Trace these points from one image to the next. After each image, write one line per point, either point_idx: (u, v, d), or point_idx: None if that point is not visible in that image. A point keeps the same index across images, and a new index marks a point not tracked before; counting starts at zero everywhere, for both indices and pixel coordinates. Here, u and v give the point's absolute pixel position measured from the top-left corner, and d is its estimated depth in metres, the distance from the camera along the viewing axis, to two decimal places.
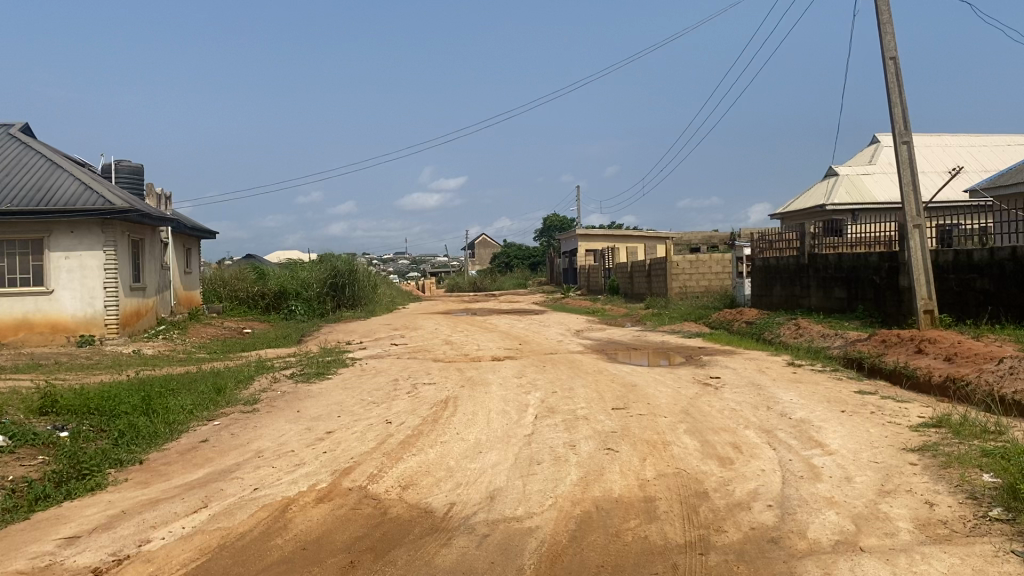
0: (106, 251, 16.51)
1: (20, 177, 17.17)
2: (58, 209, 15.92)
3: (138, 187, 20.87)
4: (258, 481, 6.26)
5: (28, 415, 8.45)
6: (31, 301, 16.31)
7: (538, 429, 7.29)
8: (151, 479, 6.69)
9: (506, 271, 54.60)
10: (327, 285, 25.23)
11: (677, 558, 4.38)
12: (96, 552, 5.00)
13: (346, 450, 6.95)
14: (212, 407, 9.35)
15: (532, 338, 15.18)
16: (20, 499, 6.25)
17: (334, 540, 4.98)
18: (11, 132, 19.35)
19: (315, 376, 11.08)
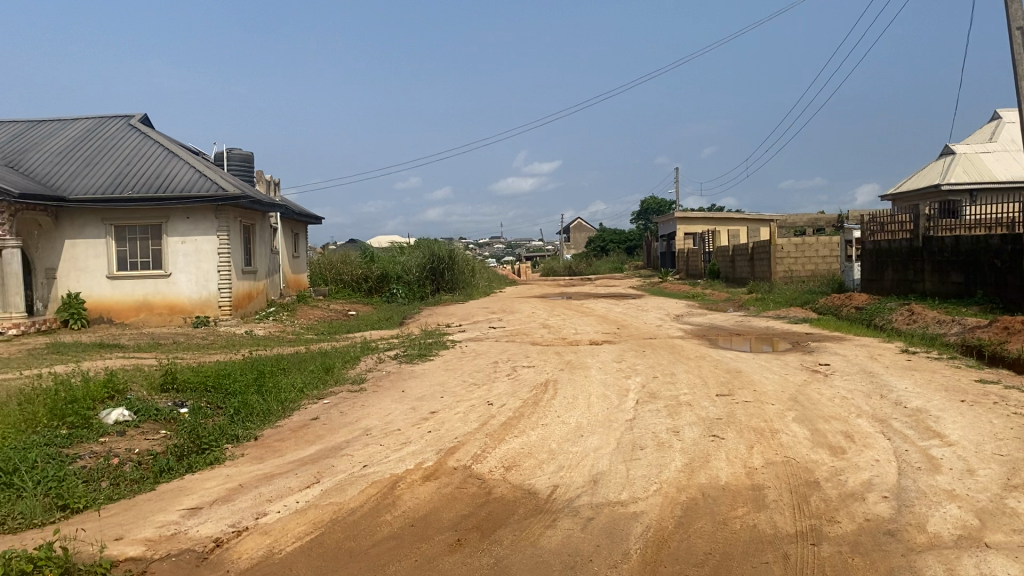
0: (219, 236, 17.18)
1: (140, 166, 18.07)
2: (174, 195, 16.67)
3: (248, 174, 21.64)
4: (367, 458, 6.44)
5: (152, 391, 8.99)
6: (151, 284, 17.21)
7: (641, 414, 7.23)
8: (266, 454, 6.98)
9: (601, 255, 54.32)
10: (427, 269, 25.61)
11: (788, 548, 4.28)
12: (217, 523, 5.25)
13: (451, 430, 7.06)
14: (321, 385, 9.67)
15: (631, 323, 15.05)
16: (147, 470, 6.65)
17: (441, 518, 5.07)
18: (130, 123, 20.36)
19: (418, 358, 11.30)
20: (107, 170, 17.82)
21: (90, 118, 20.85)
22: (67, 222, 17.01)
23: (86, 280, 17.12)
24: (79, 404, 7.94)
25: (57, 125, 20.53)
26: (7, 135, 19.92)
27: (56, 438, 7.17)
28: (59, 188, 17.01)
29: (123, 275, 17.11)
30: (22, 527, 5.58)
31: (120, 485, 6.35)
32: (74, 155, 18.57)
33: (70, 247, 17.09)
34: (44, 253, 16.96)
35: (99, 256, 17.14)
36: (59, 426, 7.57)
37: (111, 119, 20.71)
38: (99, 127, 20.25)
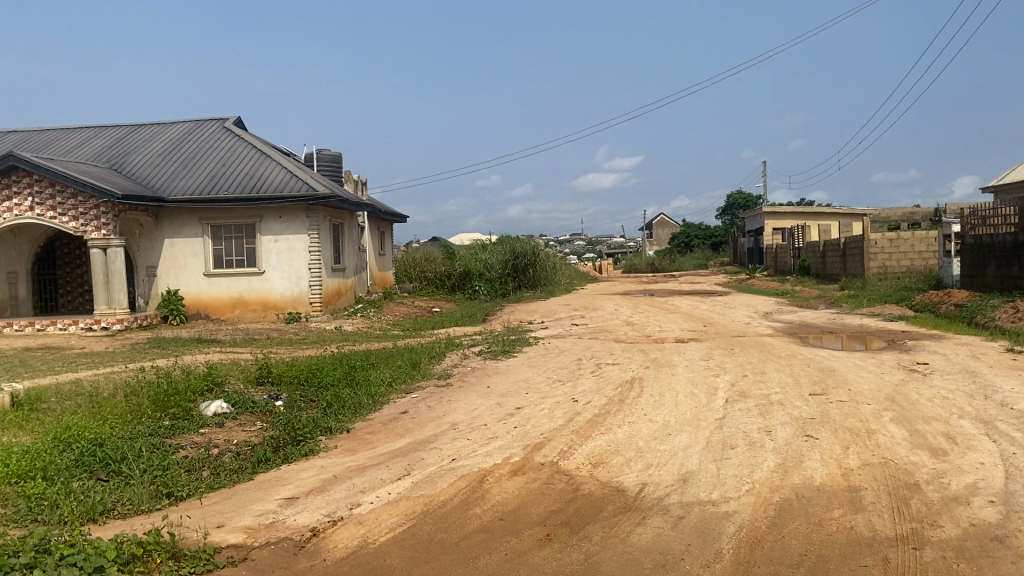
0: (310, 234, 17.63)
1: (234, 167, 18.69)
2: (267, 195, 17.20)
3: (336, 174, 22.15)
4: (456, 452, 6.53)
5: (248, 384, 9.34)
6: (246, 281, 17.79)
7: (731, 413, 7.11)
8: (358, 446, 7.15)
9: (685, 251, 53.63)
10: (509, 267, 25.52)
11: (888, 551, 4.16)
12: (313, 512, 5.42)
13: (537, 426, 7.10)
14: (409, 380, 9.85)
15: (718, 320, 14.82)
16: (245, 461, 6.91)
17: (530, 513, 5.10)
18: (225, 126, 21.09)
19: (503, 354, 11.40)
20: (204, 171, 18.51)
21: (187, 121, 21.69)
22: (166, 222, 17.74)
23: (184, 278, 17.82)
24: (182, 396, 8.30)
25: (157, 129, 21.43)
26: (111, 139, 20.90)
27: (161, 429, 7.51)
28: (160, 190, 17.75)
29: (218, 273, 17.74)
30: (130, 513, 5.87)
31: (220, 475, 6.60)
32: (172, 157, 19.35)
33: (170, 246, 17.81)
34: (145, 252, 17.81)
35: (196, 255, 17.81)
36: (163, 417, 7.92)
37: (206, 122, 21.50)
38: (196, 130, 21.05)
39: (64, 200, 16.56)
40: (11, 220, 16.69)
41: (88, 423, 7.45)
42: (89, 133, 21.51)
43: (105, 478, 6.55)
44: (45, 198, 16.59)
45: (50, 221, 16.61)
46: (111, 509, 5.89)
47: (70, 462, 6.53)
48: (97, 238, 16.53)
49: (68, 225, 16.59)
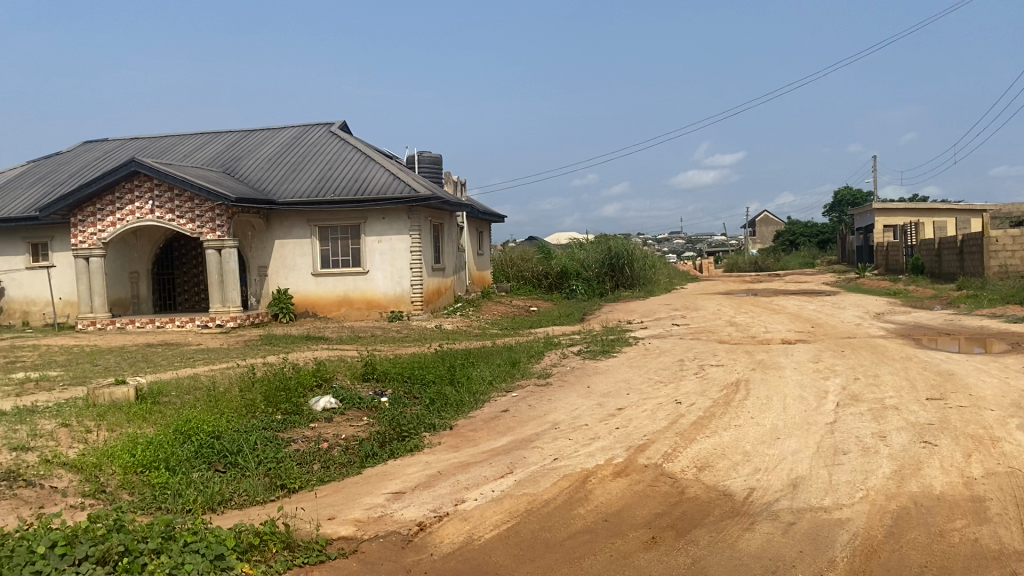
0: (412, 235, 17.95)
1: (340, 170, 19.23)
2: (371, 197, 17.63)
3: (437, 176, 22.51)
4: (558, 451, 6.54)
5: (354, 380, 9.61)
6: (351, 281, 18.30)
7: (842, 417, 6.88)
8: (461, 443, 7.25)
9: (790, 249, 52.17)
10: (606, 265, 25.31)
11: (1017, 566, 3.95)
12: (420, 507, 5.53)
13: (640, 427, 7.04)
14: (509, 378, 9.93)
15: (825, 321, 14.37)
16: (353, 455, 7.11)
17: (634, 515, 5.07)
18: (330, 130, 21.71)
19: (602, 353, 11.36)
20: (311, 174, 19.11)
21: (295, 126, 22.45)
22: (276, 223, 18.41)
23: (293, 277, 18.46)
24: (293, 392, 8.61)
25: (267, 134, 22.25)
26: (224, 145, 21.81)
27: (273, 422, 7.82)
28: (270, 193, 18.43)
29: (325, 273, 18.30)
30: (247, 503, 6.12)
31: (330, 468, 6.82)
32: (282, 161, 20.06)
33: (279, 247, 18.48)
34: (257, 252, 18.54)
35: (304, 255, 18.41)
36: (275, 412, 8.24)
37: (313, 127, 22.19)
38: (304, 134, 21.76)
39: (182, 204, 17.39)
40: (134, 222, 17.65)
41: (206, 416, 7.81)
42: (204, 139, 22.51)
43: (223, 469, 6.85)
44: (164, 202, 17.47)
45: (169, 224, 17.49)
46: (229, 499, 6.16)
47: (190, 453, 6.86)
48: (212, 239, 17.29)
49: (185, 227, 17.44)
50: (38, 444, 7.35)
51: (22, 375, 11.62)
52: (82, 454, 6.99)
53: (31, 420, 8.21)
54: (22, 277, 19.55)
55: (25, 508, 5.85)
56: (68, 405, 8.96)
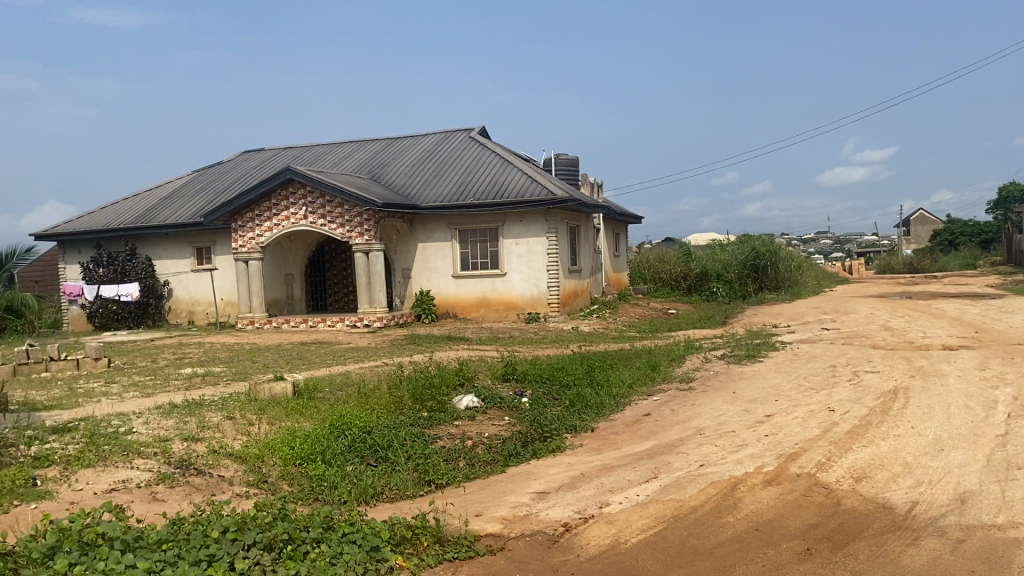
0: (549, 237, 18.06)
1: (480, 174, 19.59)
2: (510, 200, 17.86)
3: (574, 178, 22.58)
4: (704, 458, 6.41)
5: (494, 380, 9.77)
6: (489, 283, 18.60)
7: (1014, 429, 6.42)
8: (604, 446, 7.23)
9: (949, 250, 49.08)
10: (748, 266, 24.52)
11: None
12: (565, 508, 5.56)
13: (790, 435, 6.81)
14: (650, 381, 9.83)
15: (993, 326, 13.42)
16: (497, 454, 7.24)
17: (787, 525, 4.91)
18: (470, 136, 22.16)
19: (747, 358, 11.06)
20: (452, 179, 19.57)
21: (437, 133, 23.06)
22: (419, 227, 18.98)
23: (434, 279, 18.96)
24: (438, 390, 8.84)
25: (410, 141, 22.95)
26: (370, 153, 22.66)
27: (419, 419, 8.06)
28: (413, 198, 18.99)
29: (465, 274, 18.69)
30: (398, 497, 6.34)
31: (475, 466, 6.97)
32: (424, 167, 20.65)
33: (422, 250, 19.03)
34: (401, 255, 19.17)
35: (445, 258, 18.88)
36: (421, 409, 8.49)
37: (454, 133, 22.73)
38: (445, 141, 22.30)
39: (333, 209, 18.21)
40: (289, 227, 18.62)
41: (357, 412, 8.14)
42: (351, 148, 23.48)
43: (374, 463, 7.12)
44: (316, 208, 18.36)
45: (321, 228, 18.34)
46: (380, 492, 6.40)
47: (344, 447, 7.16)
48: (360, 243, 18.01)
49: (336, 231, 18.25)
50: (207, 435, 7.87)
51: (191, 369, 12.46)
52: (246, 445, 7.44)
53: (200, 413, 8.81)
54: (188, 279, 20.98)
55: (198, 494, 6.28)
56: (231, 400, 9.55)
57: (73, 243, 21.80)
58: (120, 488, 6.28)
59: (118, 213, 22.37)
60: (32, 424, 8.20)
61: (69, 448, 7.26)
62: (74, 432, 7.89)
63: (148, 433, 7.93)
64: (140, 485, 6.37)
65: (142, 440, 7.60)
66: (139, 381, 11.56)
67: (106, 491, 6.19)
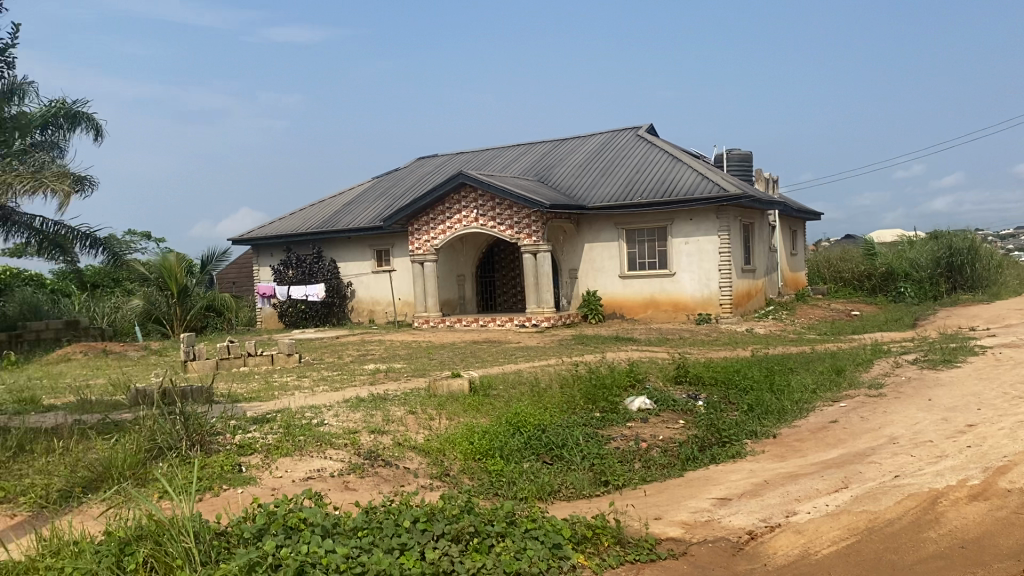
0: (720, 235, 17.59)
1: (648, 172, 19.37)
2: (680, 198, 17.56)
3: (747, 174, 21.89)
4: (899, 469, 6.05)
5: (667, 382, 9.64)
6: (658, 283, 18.38)
7: None
8: (787, 453, 6.97)
9: None
10: (941, 265, 22.87)
11: None
12: (748, 515, 5.41)
13: (998, 447, 6.30)
14: (833, 386, 9.37)
15: None
16: (674, 457, 7.15)
17: (998, 544, 4.55)
18: (638, 134, 21.96)
19: (942, 363, 10.32)
20: (620, 178, 19.46)
21: (604, 132, 23.01)
22: (586, 227, 19.06)
23: (602, 280, 18.96)
24: (612, 391, 8.83)
25: (578, 142, 23.03)
26: (538, 154, 22.94)
27: (593, 420, 8.07)
28: (580, 198, 19.07)
29: (633, 274, 18.56)
30: (574, 496, 6.39)
31: (651, 468, 6.91)
32: (592, 167, 20.69)
33: (590, 250, 19.08)
34: (568, 255, 19.32)
35: (614, 258, 18.82)
36: (593, 409, 8.50)
37: (622, 132, 22.62)
38: (612, 140, 22.22)
39: (502, 211, 18.58)
40: (460, 229, 19.17)
41: (533, 411, 8.25)
42: (520, 150, 23.85)
43: (550, 461, 7.19)
44: (486, 210, 18.81)
45: (490, 230, 18.77)
46: (558, 490, 6.47)
47: (520, 444, 7.28)
48: (529, 244, 18.27)
49: (506, 233, 18.60)
50: (391, 428, 8.24)
51: (373, 366, 13.08)
52: (428, 439, 7.72)
53: (384, 407, 9.24)
54: (368, 280, 22.06)
55: (386, 485, 6.59)
56: (412, 395, 9.95)
57: (265, 247, 23.43)
58: (315, 476, 6.69)
59: (305, 218, 23.85)
60: (236, 414, 8.89)
61: (269, 438, 7.81)
62: (272, 423, 8.47)
63: (337, 425, 8.40)
64: (333, 474, 6.75)
65: (332, 432, 8.06)
66: (327, 375, 12.28)
67: (303, 479, 6.62)
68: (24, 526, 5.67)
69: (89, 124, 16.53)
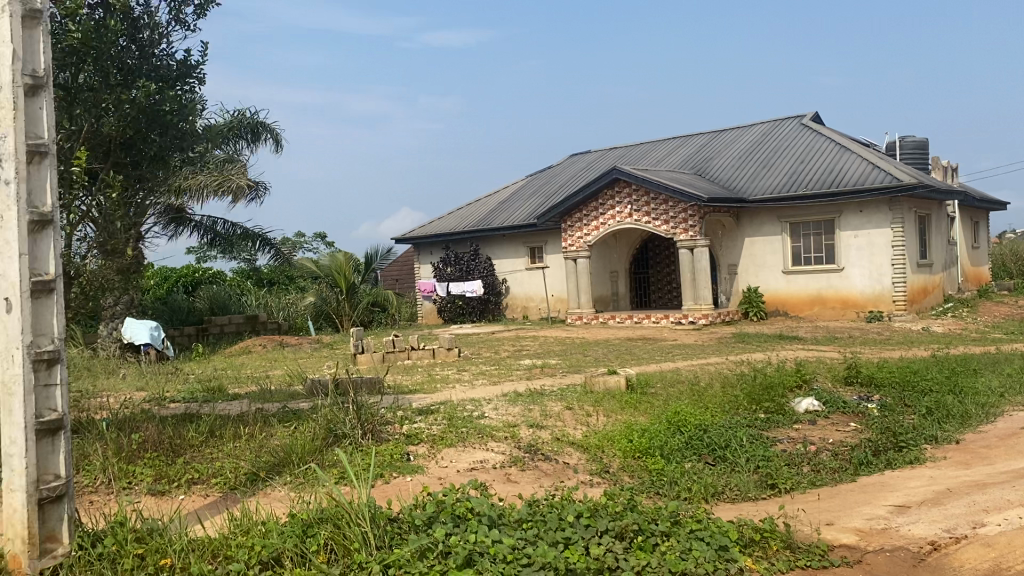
0: (894, 228, 16.63)
1: (813, 163, 18.58)
2: (847, 189, 16.74)
3: (923, 162, 20.57)
4: None
5: (836, 383, 9.22)
6: (825, 279, 17.62)
7: None
8: (972, 461, 6.51)
9: None
10: None
11: None
12: (931, 525, 5.10)
13: None
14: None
15: None
16: (845, 461, 6.83)
17: None
18: (802, 123, 21.10)
19: None
20: (783, 170, 18.78)
21: (765, 122, 22.26)
22: (747, 221, 18.54)
23: (763, 275, 18.37)
24: (776, 391, 8.55)
25: (737, 133, 22.39)
26: (695, 147, 22.48)
27: (757, 421, 7.83)
28: (740, 191, 18.55)
29: (797, 270, 17.87)
30: (738, 498, 6.24)
31: (821, 473, 6.63)
32: (752, 158, 20.07)
33: (750, 244, 18.54)
34: (727, 250, 18.86)
35: (775, 252, 18.19)
36: (757, 410, 8.26)
37: (784, 121, 21.80)
38: (774, 130, 21.46)
39: (657, 206, 18.35)
40: (615, 225, 19.10)
41: (694, 410, 8.11)
42: (677, 143, 23.46)
43: (712, 461, 7.03)
44: (641, 205, 18.65)
45: (646, 226, 18.59)
46: (721, 492, 6.33)
47: (681, 443, 7.17)
48: (685, 239, 17.95)
49: (661, 228, 18.36)
50: (549, 423, 8.33)
51: (529, 362, 13.26)
52: (587, 435, 7.75)
53: (542, 402, 9.35)
54: (522, 277, 22.36)
55: (547, 479, 6.67)
56: (570, 391, 10.01)
57: (425, 245, 24.23)
58: (479, 467, 6.87)
59: (463, 216, 24.46)
60: (402, 406, 9.25)
61: (433, 429, 8.07)
62: (436, 415, 8.76)
63: (498, 418, 8.57)
64: (495, 466, 6.91)
65: (493, 425, 8.24)
66: (485, 370, 12.55)
67: (467, 470, 6.80)
68: (217, 504, 6.15)
69: (269, 134, 17.64)
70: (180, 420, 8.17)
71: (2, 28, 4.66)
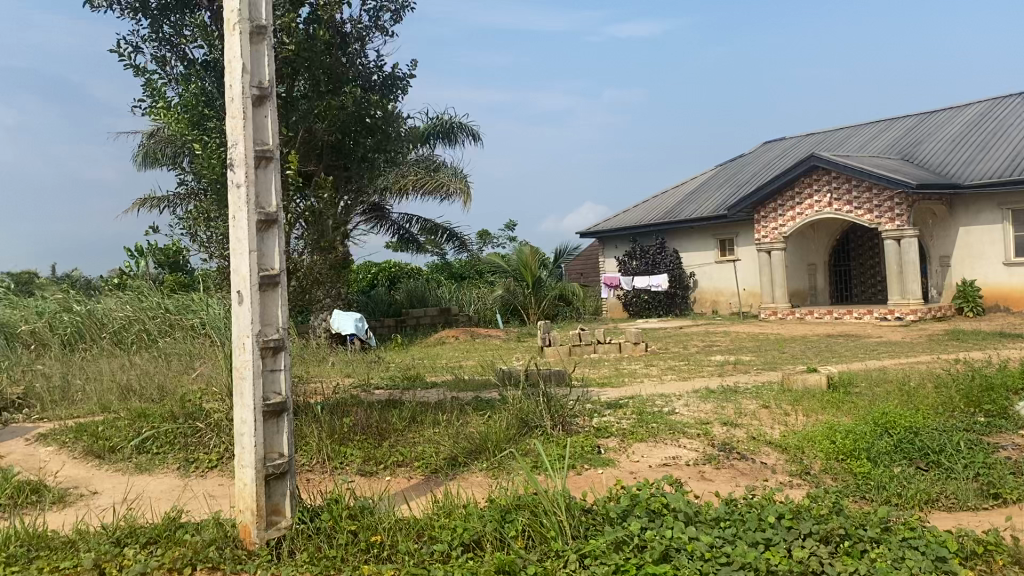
0: None
1: None
2: None
3: None
4: None
5: None
6: None
7: None
8: None
9: None
10: None
11: None
12: None
13: None
14: None
15: None
16: None
17: None
18: None
19: None
20: (1004, 152, 17.19)
21: (983, 101, 20.47)
22: (961, 209, 17.19)
23: (981, 268, 16.90)
24: (999, 393, 7.86)
25: (950, 113, 20.73)
26: (902, 131, 21.04)
27: (976, 425, 7.24)
28: (953, 177, 17.18)
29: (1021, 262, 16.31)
30: (955, 507, 5.81)
31: None
32: (967, 141, 18.50)
33: (965, 234, 17.15)
34: (939, 241, 17.59)
35: (995, 243, 16.67)
36: (976, 413, 7.64)
37: (1005, 99, 19.95)
38: (993, 109, 19.69)
39: (860, 195, 17.36)
40: (813, 216, 18.26)
41: (904, 411, 7.61)
42: (880, 127, 22.06)
43: (925, 467, 6.57)
44: (841, 194, 17.70)
45: (846, 216, 17.63)
46: (936, 500, 5.92)
47: (890, 446, 6.75)
48: (891, 229, 16.86)
49: (864, 218, 17.34)
50: (744, 421, 8.10)
51: (721, 357, 12.94)
52: (785, 435, 7.47)
53: (736, 399, 9.11)
54: (712, 270, 21.85)
55: (744, 478, 6.50)
56: (765, 388, 9.69)
57: (611, 239, 24.22)
58: (672, 463, 6.80)
59: (650, 209, 24.22)
60: (593, 399, 9.32)
61: (624, 423, 8.07)
62: (626, 409, 8.75)
63: (690, 415, 8.44)
64: (689, 463, 6.82)
65: (685, 421, 8.13)
66: (675, 365, 12.38)
67: (660, 465, 6.76)
68: (422, 486, 6.48)
69: (464, 133, 18.23)
70: (385, 406, 8.68)
71: (233, 46, 5.13)
